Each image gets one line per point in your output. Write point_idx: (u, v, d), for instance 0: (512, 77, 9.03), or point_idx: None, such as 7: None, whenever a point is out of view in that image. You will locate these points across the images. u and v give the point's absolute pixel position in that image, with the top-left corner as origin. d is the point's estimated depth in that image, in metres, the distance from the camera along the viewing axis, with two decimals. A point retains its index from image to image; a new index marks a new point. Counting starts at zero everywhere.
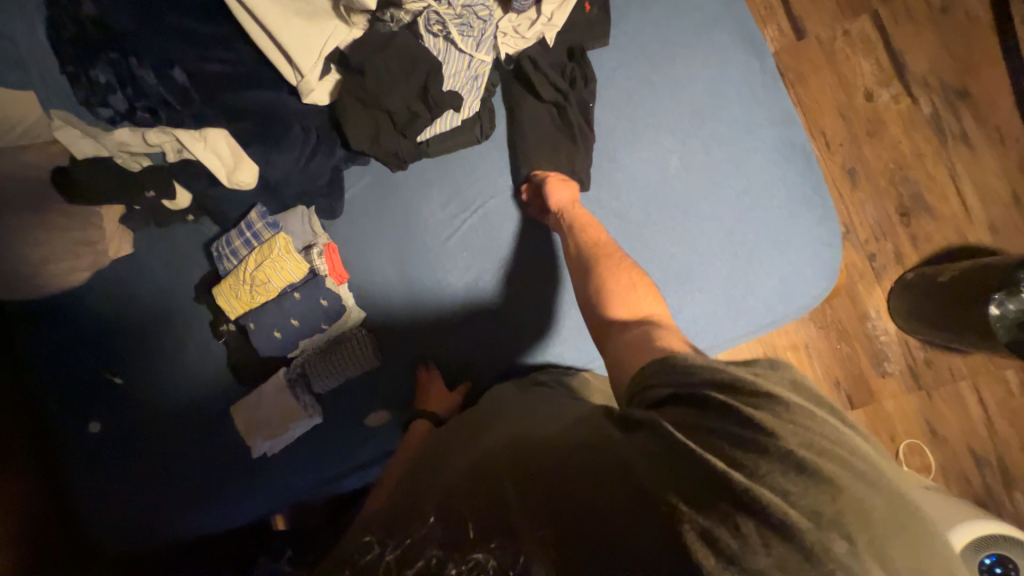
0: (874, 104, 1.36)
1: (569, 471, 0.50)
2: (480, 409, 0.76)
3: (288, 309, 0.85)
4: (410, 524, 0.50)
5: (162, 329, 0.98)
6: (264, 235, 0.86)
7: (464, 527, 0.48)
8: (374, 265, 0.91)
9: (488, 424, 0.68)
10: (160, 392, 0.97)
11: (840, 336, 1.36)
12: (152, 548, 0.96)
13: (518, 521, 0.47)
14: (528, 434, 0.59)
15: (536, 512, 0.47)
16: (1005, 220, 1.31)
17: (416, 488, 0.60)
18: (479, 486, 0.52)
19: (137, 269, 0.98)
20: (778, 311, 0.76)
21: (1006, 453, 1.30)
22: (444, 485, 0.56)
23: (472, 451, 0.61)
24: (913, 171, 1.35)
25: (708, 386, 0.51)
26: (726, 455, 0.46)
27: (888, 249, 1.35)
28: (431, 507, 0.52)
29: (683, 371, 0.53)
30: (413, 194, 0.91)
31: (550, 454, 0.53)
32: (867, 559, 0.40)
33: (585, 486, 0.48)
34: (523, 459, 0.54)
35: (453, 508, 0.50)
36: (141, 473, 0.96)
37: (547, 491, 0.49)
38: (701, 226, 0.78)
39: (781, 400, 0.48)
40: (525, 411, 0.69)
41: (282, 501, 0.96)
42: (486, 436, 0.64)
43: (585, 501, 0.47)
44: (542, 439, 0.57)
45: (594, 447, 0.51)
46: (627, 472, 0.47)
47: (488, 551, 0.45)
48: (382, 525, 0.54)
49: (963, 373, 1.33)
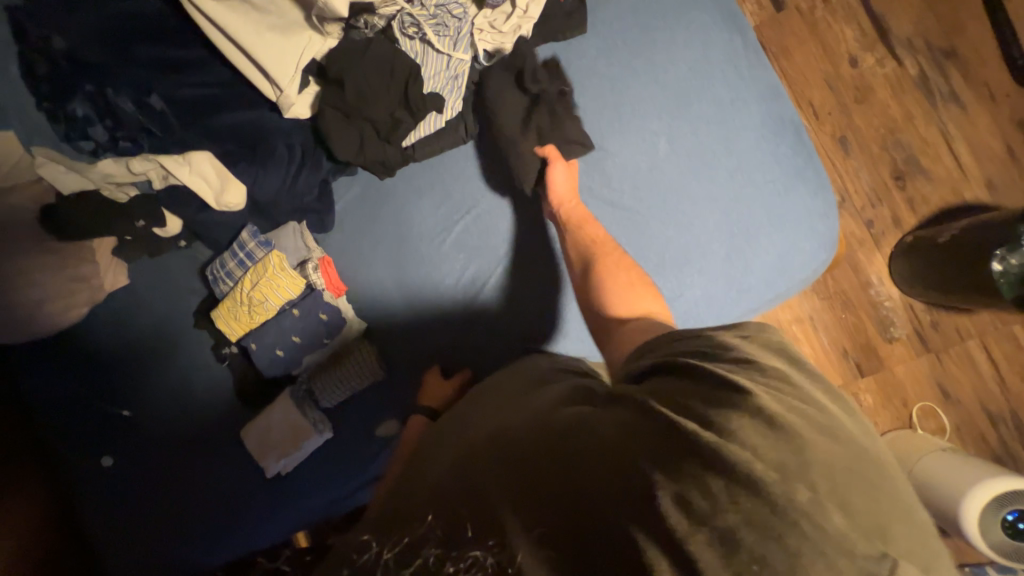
0: (860, 70, 1.35)
1: (551, 451, 0.48)
2: (467, 402, 0.74)
3: (288, 327, 0.83)
4: (402, 524, 0.48)
5: (166, 358, 0.98)
6: (257, 255, 0.84)
7: (456, 523, 0.45)
8: (372, 277, 0.90)
9: (476, 415, 0.67)
10: (170, 419, 0.97)
11: (845, 306, 1.36)
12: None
13: (503, 509, 0.44)
14: (515, 420, 0.58)
15: (520, 498, 0.45)
16: (1001, 175, 1.30)
17: (406, 488, 0.57)
18: (468, 476, 0.50)
19: (138, 300, 0.98)
20: (778, 288, 0.76)
21: (1021, 409, 1.29)
22: (435, 480, 0.54)
23: (462, 444, 0.59)
24: (904, 135, 1.34)
25: (685, 358, 0.53)
26: (695, 414, 0.46)
27: (885, 215, 1.35)
28: (420, 506, 0.50)
29: (665, 350, 0.56)
30: (402, 201, 0.90)
31: (534, 436, 0.51)
32: (829, 508, 0.39)
33: (568, 464, 0.46)
34: (508, 444, 0.52)
35: (444, 504, 0.48)
36: (159, 505, 0.96)
37: (530, 473, 0.47)
38: (695, 208, 0.77)
39: (754, 365, 0.50)
40: (511, 398, 0.67)
41: (301, 523, 0.95)
42: (475, 426, 0.62)
43: (568, 481, 0.45)
44: (526, 422, 0.55)
45: (577, 426, 0.50)
46: (607, 446, 0.46)
47: (486, 549, 0.42)
48: (373, 527, 0.52)
49: (971, 333, 1.32)
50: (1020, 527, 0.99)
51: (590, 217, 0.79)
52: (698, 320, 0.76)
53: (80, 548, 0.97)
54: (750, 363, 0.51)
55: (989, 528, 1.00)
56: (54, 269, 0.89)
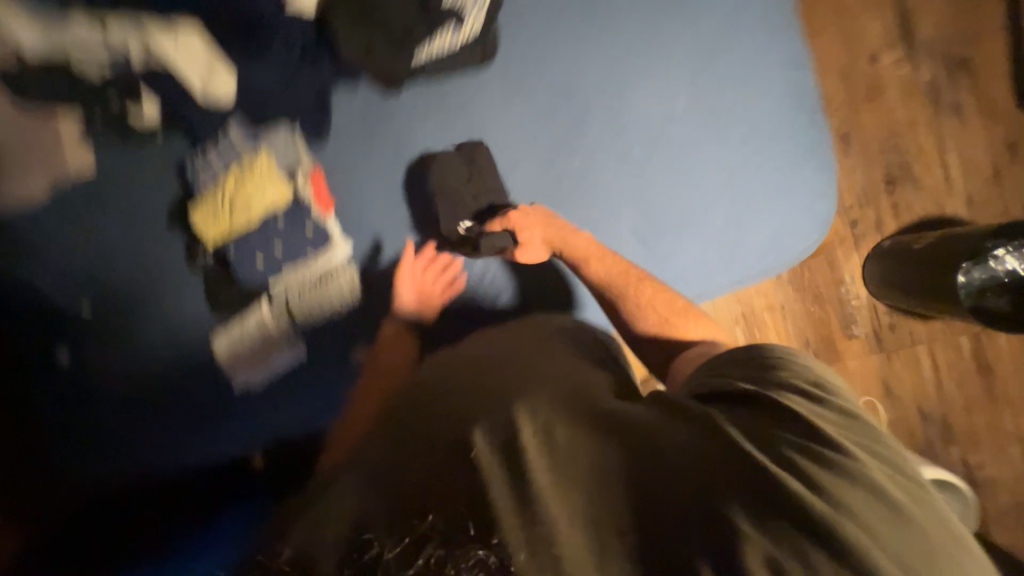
0: (876, 67, 1.35)
1: (615, 459, 0.50)
2: (472, 345, 0.74)
3: (271, 234, 0.81)
4: (416, 506, 0.48)
5: (130, 256, 0.92)
6: (245, 154, 0.81)
7: (489, 518, 0.46)
8: (363, 199, 0.86)
9: (497, 368, 0.64)
10: (133, 320, 0.93)
11: (815, 300, 1.42)
12: (114, 487, 0.91)
13: (559, 513, 0.46)
14: (552, 395, 0.57)
15: (586, 504, 0.48)
16: (982, 193, 1.35)
17: (411, 435, 0.55)
18: (504, 460, 0.49)
19: (103, 189, 0.91)
20: (768, 260, 0.77)
21: (949, 412, 1.41)
22: (454, 445, 0.52)
23: (482, 401, 0.56)
24: (904, 140, 1.36)
25: (767, 390, 0.57)
26: (803, 472, 0.49)
27: (870, 216, 1.38)
28: (440, 484, 0.49)
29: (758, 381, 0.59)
30: (405, 124, 0.84)
31: (591, 433, 0.52)
32: None
33: (638, 477, 0.49)
34: (557, 431, 0.52)
35: (459, 498, 0.47)
36: (114, 404, 0.93)
37: (595, 478, 0.49)
38: (703, 171, 0.76)
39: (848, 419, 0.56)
40: (531, 358, 0.66)
41: (256, 442, 0.93)
42: (496, 381, 0.60)
43: (637, 494, 0.48)
44: (575, 408, 0.55)
45: (641, 436, 0.52)
46: (682, 467, 0.49)
47: (489, 548, 0.44)
48: (374, 496, 0.50)
49: (922, 338, 1.41)
50: None
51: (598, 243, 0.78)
52: (684, 284, 0.78)
53: (16, 442, 0.91)
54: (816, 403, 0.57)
55: None
56: (24, 140, 0.86)
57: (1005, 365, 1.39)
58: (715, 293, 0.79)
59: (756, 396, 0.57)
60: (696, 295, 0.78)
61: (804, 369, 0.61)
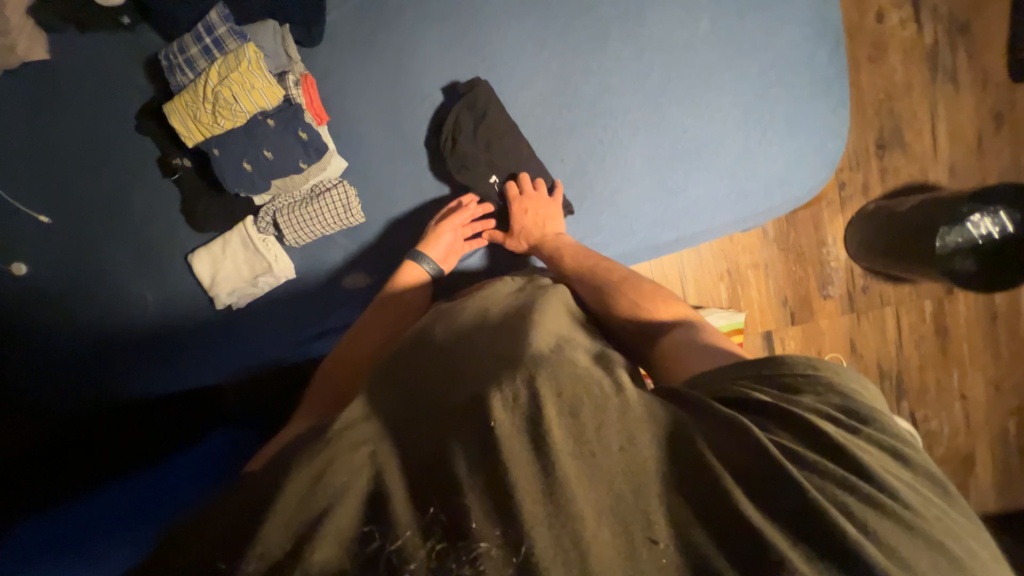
0: (883, 26, 1.33)
1: (637, 468, 0.44)
2: (485, 308, 0.69)
3: (260, 138, 0.71)
4: (422, 497, 0.45)
5: (101, 162, 0.86)
6: (228, 45, 0.69)
7: (502, 513, 0.42)
8: (361, 113, 0.80)
9: (518, 337, 0.58)
10: (106, 232, 0.87)
11: (798, 259, 1.46)
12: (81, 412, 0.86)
13: (583, 515, 0.42)
14: (571, 377, 0.50)
15: (599, 517, 0.42)
16: (963, 163, 1.39)
17: (420, 417, 0.51)
18: (520, 457, 0.44)
19: (69, 85, 0.83)
20: (774, 200, 0.77)
21: (906, 370, 1.49)
22: (468, 424, 0.47)
23: (498, 374, 0.51)
24: (899, 104, 1.37)
25: (799, 406, 0.48)
26: (847, 506, 0.42)
27: (858, 180, 1.41)
28: (452, 470, 0.45)
29: (789, 393, 0.49)
30: (408, 28, 0.78)
31: (615, 433, 0.46)
32: None
33: (656, 495, 0.43)
34: (583, 424, 0.46)
35: (471, 490, 0.43)
36: (85, 322, 0.88)
37: (618, 482, 0.44)
38: (721, 101, 0.74)
39: (898, 457, 0.46)
40: (552, 326, 0.61)
41: (238, 367, 0.89)
42: (514, 352, 0.55)
43: (659, 509, 0.43)
44: (597, 396, 0.48)
45: (666, 439, 0.46)
46: (699, 486, 0.43)
47: (494, 540, 0.41)
48: (372, 483, 0.46)
49: (890, 301, 1.48)
50: None
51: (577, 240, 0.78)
52: (691, 217, 0.78)
53: None
54: (857, 418, 0.47)
55: None
56: None
57: (962, 329, 1.48)
58: (719, 230, 0.79)
59: (785, 412, 0.47)
60: (701, 231, 0.79)
61: (835, 389, 0.51)
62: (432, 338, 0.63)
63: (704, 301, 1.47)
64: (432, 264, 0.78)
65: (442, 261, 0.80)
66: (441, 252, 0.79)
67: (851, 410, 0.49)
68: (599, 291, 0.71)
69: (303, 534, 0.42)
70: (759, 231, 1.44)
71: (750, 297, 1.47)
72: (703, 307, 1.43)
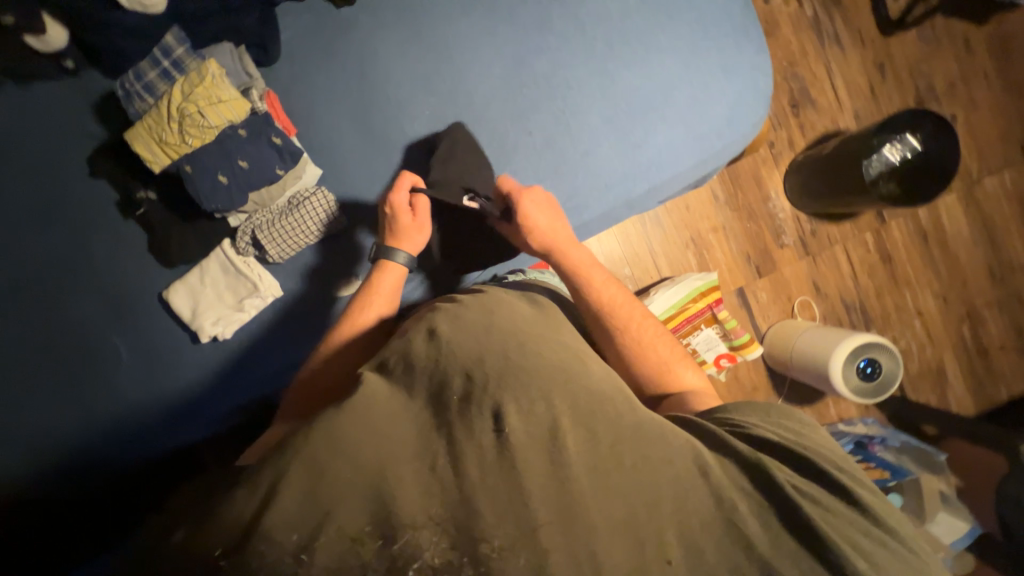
0: (770, 6, 1.54)
1: (649, 493, 0.48)
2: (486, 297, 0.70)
3: (233, 149, 0.71)
4: (422, 505, 0.45)
5: (53, 216, 0.81)
6: (187, 65, 0.71)
7: (518, 531, 0.45)
8: (329, 120, 0.81)
9: (520, 336, 0.60)
10: (66, 289, 0.81)
11: (750, 217, 1.57)
12: (53, 490, 0.80)
13: (594, 517, 0.46)
14: (588, 395, 0.54)
15: (613, 540, 0.45)
16: (865, 109, 1.58)
17: (426, 425, 0.51)
18: (534, 475, 0.47)
19: (12, 140, 0.80)
20: (726, 138, 0.85)
21: (867, 300, 1.61)
22: (479, 422, 0.50)
23: (504, 369, 0.54)
24: (800, 68, 1.56)
25: (789, 442, 0.56)
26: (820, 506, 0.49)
27: (783, 137, 1.57)
28: (464, 467, 0.47)
29: (784, 434, 0.57)
30: (364, 34, 0.81)
31: (629, 453, 0.50)
32: None
33: (668, 520, 0.47)
34: (598, 438, 0.51)
35: (481, 496, 0.46)
36: (50, 392, 0.81)
37: (633, 501, 0.48)
38: (659, 59, 0.82)
39: (869, 488, 0.53)
40: (539, 324, 0.65)
41: (229, 408, 0.85)
42: (523, 349, 0.58)
43: (670, 531, 0.47)
44: (615, 417, 0.52)
45: (678, 461, 0.51)
46: (695, 492, 0.49)
47: (490, 539, 0.44)
48: (370, 490, 0.46)
49: (837, 239, 1.61)
50: (868, 371, 1.32)
51: (573, 242, 0.79)
52: (659, 166, 0.84)
53: None
54: (833, 454, 0.56)
55: (850, 373, 1.32)
56: None
57: (903, 253, 1.62)
58: (684, 174, 0.86)
59: (774, 443, 0.56)
60: (669, 177, 0.85)
61: (820, 438, 0.59)
62: (436, 329, 0.61)
63: (677, 270, 1.55)
64: (405, 255, 0.77)
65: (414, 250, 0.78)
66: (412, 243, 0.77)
67: (834, 453, 0.56)
68: (607, 340, 0.76)
69: (307, 531, 0.43)
70: (711, 197, 1.55)
71: (716, 258, 1.56)
72: (678, 275, 1.50)
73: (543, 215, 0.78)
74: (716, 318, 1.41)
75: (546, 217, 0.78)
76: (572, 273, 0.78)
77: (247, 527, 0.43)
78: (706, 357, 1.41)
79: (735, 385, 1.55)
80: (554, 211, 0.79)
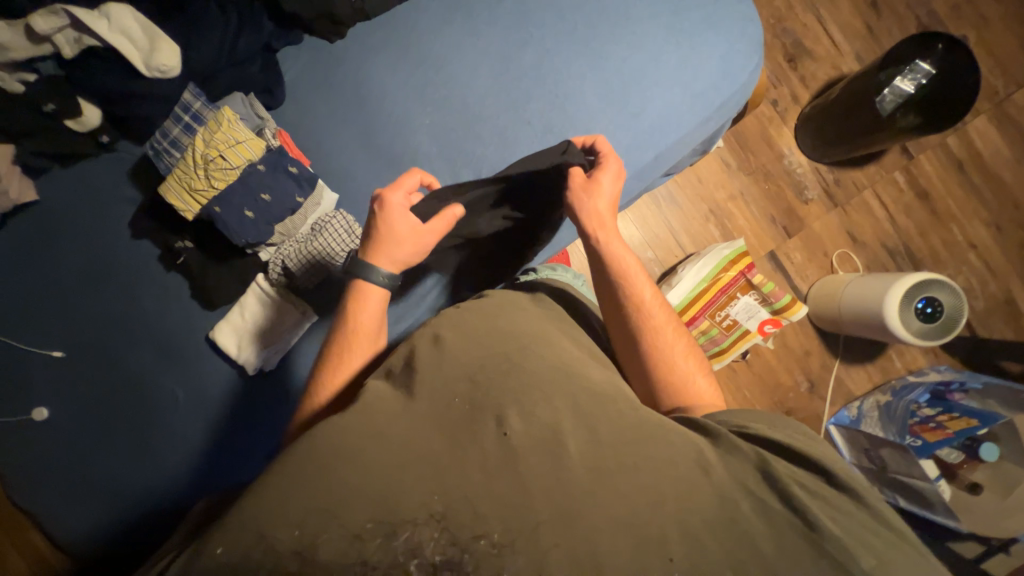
0: None
1: (652, 492, 0.47)
2: (488, 308, 0.72)
3: (254, 184, 0.76)
4: (423, 503, 0.46)
5: (102, 280, 0.87)
6: (205, 117, 0.77)
7: (517, 528, 0.44)
8: (339, 145, 0.86)
9: (529, 343, 0.64)
10: (115, 350, 0.87)
11: (767, 178, 1.53)
12: (122, 538, 0.85)
13: (598, 504, 0.45)
14: (588, 396, 0.56)
15: (615, 538, 0.44)
16: (866, 49, 1.54)
17: (450, 422, 0.53)
18: (535, 473, 0.47)
19: (63, 219, 0.87)
20: (725, 92, 0.84)
21: (910, 241, 1.52)
22: (482, 430, 0.51)
23: (502, 378, 0.57)
24: (789, 23, 1.54)
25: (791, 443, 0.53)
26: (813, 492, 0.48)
27: (785, 92, 1.54)
28: (464, 469, 0.48)
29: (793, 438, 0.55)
30: (359, 62, 0.86)
31: (630, 452, 0.49)
32: None
33: (669, 517, 0.45)
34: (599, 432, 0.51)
35: (481, 500, 0.46)
36: (109, 448, 0.86)
37: (632, 498, 0.46)
38: (642, 27, 0.84)
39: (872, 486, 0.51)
40: (536, 326, 0.69)
41: (262, 451, 0.87)
42: (534, 349, 0.62)
43: (671, 527, 0.44)
44: (615, 418, 0.53)
45: (679, 454, 0.50)
46: (690, 475, 0.48)
47: (488, 535, 0.44)
48: (372, 494, 0.46)
49: (865, 184, 1.54)
50: (928, 312, 1.24)
51: (612, 225, 0.75)
52: (663, 131, 0.84)
53: (25, 508, 0.86)
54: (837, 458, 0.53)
55: (908, 317, 1.24)
56: None
57: (940, 186, 1.53)
58: (689, 135, 0.86)
59: (775, 442, 0.54)
60: (674, 141, 0.85)
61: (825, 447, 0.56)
62: (440, 337, 0.65)
63: (702, 244, 1.51)
64: (387, 273, 0.71)
65: (393, 268, 0.72)
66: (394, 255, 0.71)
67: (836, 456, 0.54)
68: (623, 339, 0.73)
69: (309, 529, 0.45)
70: (722, 166, 1.53)
71: (740, 226, 1.52)
72: (703, 249, 1.46)
73: (609, 181, 0.75)
74: (751, 284, 1.35)
75: (611, 182, 0.75)
76: (605, 254, 0.74)
77: (251, 527, 0.45)
78: (749, 327, 1.36)
79: (785, 352, 1.49)
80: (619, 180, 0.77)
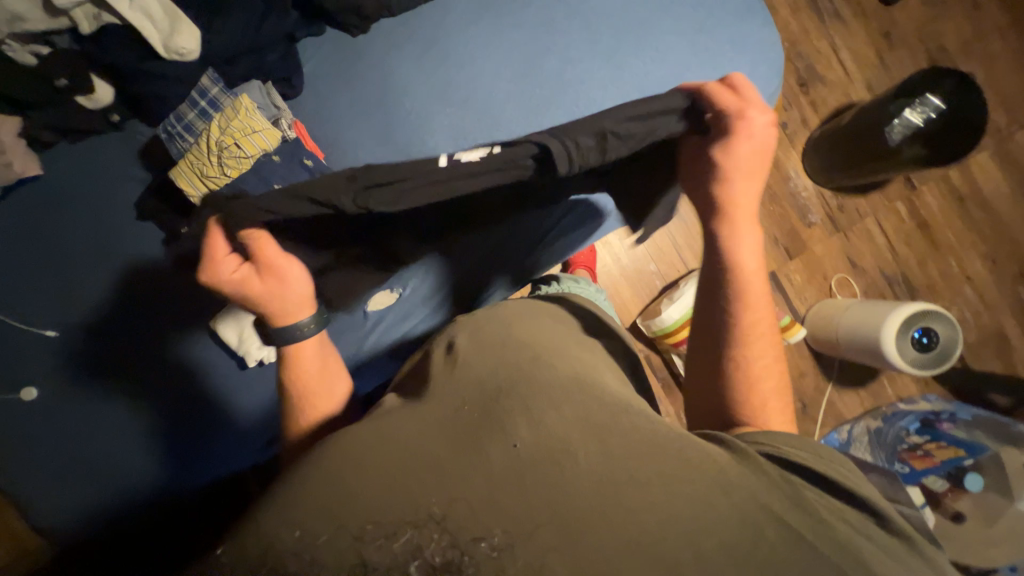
0: None
1: (671, 507, 0.44)
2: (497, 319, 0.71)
3: (267, 176, 0.75)
4: (422, 504, 0.44)
5: (99, 262, 0.85)
6: (221, 103, 0.76)
7: (517, 530, 0.43)
8: (354, 139, 0.85)
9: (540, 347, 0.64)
10: (108, 333, 0.85)
11: (772, 199, 1.55)
12: (110, 520, 0.84)
13: (603, 505, 0.44)
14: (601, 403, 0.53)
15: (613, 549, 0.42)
16: (877, 79, 1.56)
17: (465, 423, 0.52)
18: (534, 483, 0.45)
19: (63, 195, 0.85)
20: None
21: (908, 271, 1.54)
22: (484, 437, 0.50)
23: (510, 386, 0.56)
24: (803, 47, 1.56)
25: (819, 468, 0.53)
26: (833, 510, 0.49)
27: (795, 115, 1.56)
28: (465, 473, 0.46)
29: (824, 465, 0.54)
30: (381, 58, 0.86)
31: (642, 463, 0.47)
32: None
33: (681, 536, 0.42)
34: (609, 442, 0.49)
35: (479, 505, 0.44)
36: (91, 434, 0.84)
37: (642, 514, 0.43)
38: (666, 43, 0.84)
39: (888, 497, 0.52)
40: (544, 335, 0.67)
41: (251, 447, 0.87)
42: (538, 362, 0.60)
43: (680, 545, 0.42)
44: (629, 428, 0.51)
45: (690, 464, 0.48)
46: (697, 486, 0.46)
47: (492, 540, 0.42)
48: (370, 496, 0.45)
49: (867, 211, 1.56)
50: (924, 342, 1.26)
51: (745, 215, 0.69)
52: None
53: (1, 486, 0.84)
54: (855, 474, 0.55)
55: (904, 347, 1.26)
56: None
57: (940, 218, 1.56)
58: None
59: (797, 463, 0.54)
60: None
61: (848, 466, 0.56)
62: (455, 345, 0.67)
63: None
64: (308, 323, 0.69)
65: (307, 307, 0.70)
66: (295, 301, 0.67)
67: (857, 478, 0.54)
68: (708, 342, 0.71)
69: (307, 531, 0.44)
70: None
71: None
72: None
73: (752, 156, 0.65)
74: None
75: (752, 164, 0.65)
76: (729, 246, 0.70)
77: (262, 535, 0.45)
78: None
79: None
80: (765, 168, 0.67)
